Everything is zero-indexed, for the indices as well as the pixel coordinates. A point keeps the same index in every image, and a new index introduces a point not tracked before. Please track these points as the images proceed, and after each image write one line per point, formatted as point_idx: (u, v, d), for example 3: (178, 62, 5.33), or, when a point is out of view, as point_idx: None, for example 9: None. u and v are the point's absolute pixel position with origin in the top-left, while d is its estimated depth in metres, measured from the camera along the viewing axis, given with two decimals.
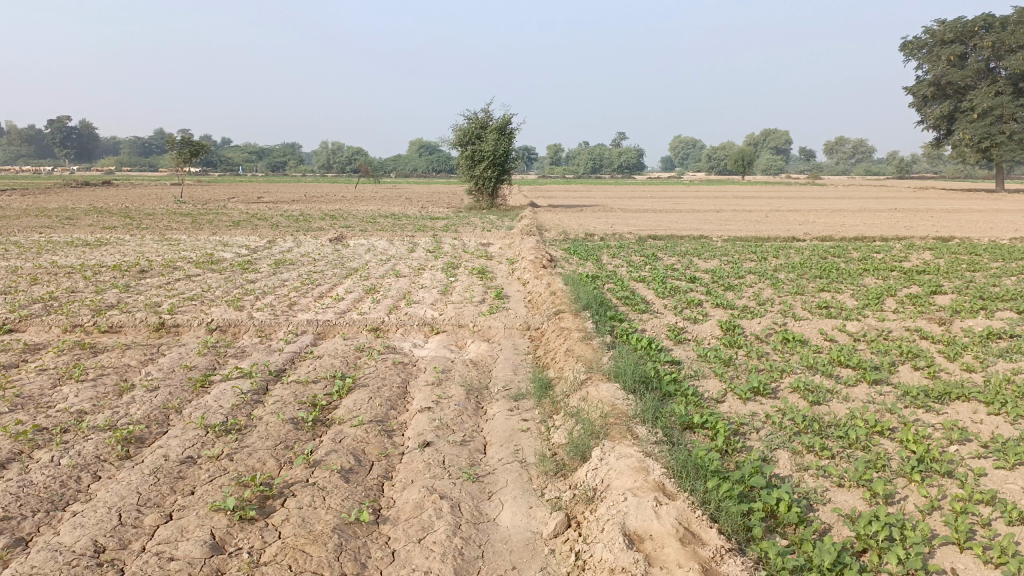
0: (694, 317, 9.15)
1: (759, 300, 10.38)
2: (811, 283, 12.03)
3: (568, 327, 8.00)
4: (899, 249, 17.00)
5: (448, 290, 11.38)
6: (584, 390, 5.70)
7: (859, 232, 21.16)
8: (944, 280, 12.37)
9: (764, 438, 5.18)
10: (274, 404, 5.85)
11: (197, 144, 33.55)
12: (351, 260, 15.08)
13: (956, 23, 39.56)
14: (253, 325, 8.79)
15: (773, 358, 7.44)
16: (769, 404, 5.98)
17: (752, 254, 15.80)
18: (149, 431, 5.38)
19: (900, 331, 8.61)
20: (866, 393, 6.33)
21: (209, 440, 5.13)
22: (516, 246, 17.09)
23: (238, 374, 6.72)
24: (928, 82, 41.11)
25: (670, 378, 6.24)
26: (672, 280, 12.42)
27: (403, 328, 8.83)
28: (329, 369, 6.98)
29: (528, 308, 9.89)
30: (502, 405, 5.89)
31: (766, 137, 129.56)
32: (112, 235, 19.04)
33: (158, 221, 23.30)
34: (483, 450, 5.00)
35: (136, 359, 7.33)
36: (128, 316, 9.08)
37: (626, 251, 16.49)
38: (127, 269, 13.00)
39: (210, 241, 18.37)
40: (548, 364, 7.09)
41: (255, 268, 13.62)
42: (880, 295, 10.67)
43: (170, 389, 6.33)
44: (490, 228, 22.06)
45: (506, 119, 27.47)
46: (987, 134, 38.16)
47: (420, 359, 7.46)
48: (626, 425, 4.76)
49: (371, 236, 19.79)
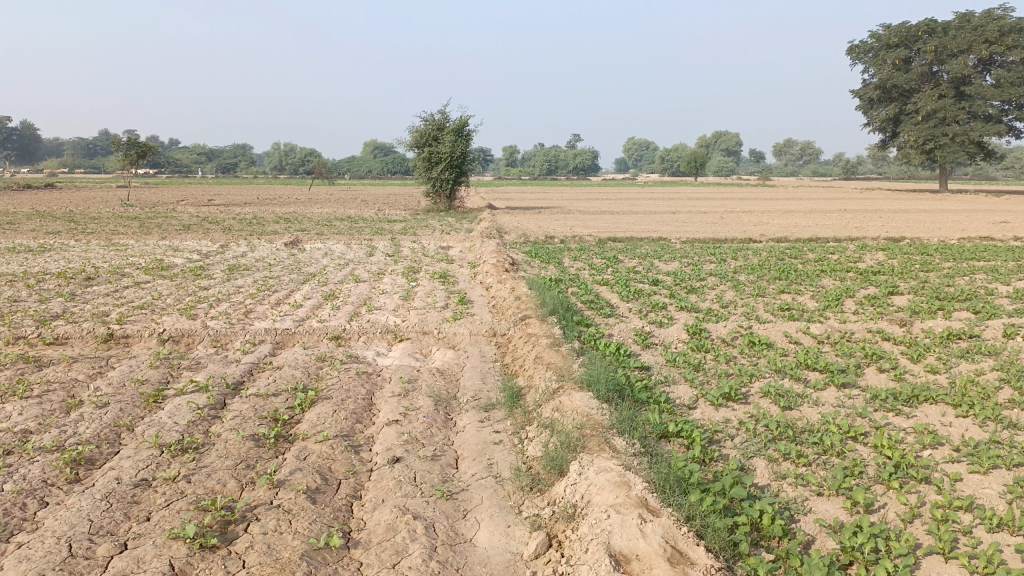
0: (660, 321, 9.09)
1: (723, 303, 10.39)
2: (772, 285, 12.10)
3: (535, 333, 7.87)
4: (854, 249, 17.28)
5: (409, 295, 11.16)
6: (557, 400, 5.57)
7: (813, 233, 21.46)
8: (900, 281, 12.57)
9: (739, 446, 5.10)
10: (234, 420, 5.59)
11: (145, 145, 32.59)
12: (308, 265, 14.74)
13: (900, 28, 40.34)
14: (207, 334, 8.46)
15: (741, 361, 7.40)
16: (741, 409, 5.92)
17: (711, 256, 15.88)
18: (100, 451, 5.09)
19: (863, 332, 8.68)
20: (835, 396, 6.33)
21: (165, 461, 4.86)
22: (477, 250, 16.92)
23: (193, 387, 6.42)
24: (875, 85, 42.07)
25: (642, 385, 6.15)
26: (635, 283, 12.38)
27: (365, 336, 8.60)
28: (290, 380, 6.73)
29: (493, 313, 9.74)
30: (472, 416, 5.73)
31: (718, 140, 131.66)
32: (56, 241, 18.31)
33: (105, 225, 22.54)
34: (455, 465, 4.83)
35: (83, 373, 6.97)
36: (75, 327, 8.66)
37: (587, 254, 16.43)
38: (73, 277, 12.46)
39: (160, 246, 17.79)
40: (516, 372, 6.94)
41: (208, 275, 13.18)
42: (840, 297, 10.78)
43: (121, 406, 6.01)
44: (449, 231, 21.85)
45: (463, 121, 27.26)
46: (931, 136, 39.04)
47: (384, 369, 7.25)
48: (602, 437, 4.64)
49: (329, 239, 19.41)
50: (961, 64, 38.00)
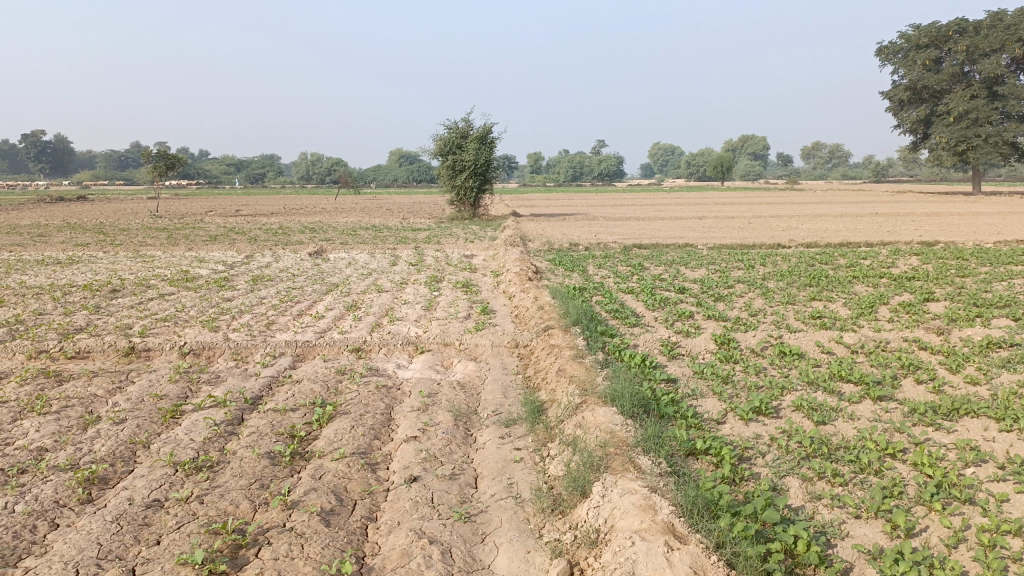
0: (687, 330, 8.87)
1: (751, 311, 10.14)
2: (802, 292, 11.81)
3: (557, 345, 7.69)
4: (886, 254, 16.87)
5: (432, 305, 11.03)
6: (580, 415, 5.39)
7: (844, 238, 21.00)
8: (935, 287, 12.21)
9: (770, 464, 4.88)
10: (250, 436, 5.49)
11: (173, 156, 32.98)
12: (331, 275, 14.69)
13: (930, 28, 39.84)
14: (228, 347, 8.40)
15: (772, 373, 7.16)
16: (772, 424, 5.69)
17: (739, 263, 15.60)
18: (115, 470, 5.00)
19: (898, 341, 8.38)
20: (870, 410, 6.07)
21: (179, 480, 4.76)
22: (501, 258, 16.81)
23: (211, 402, 6.33)
24: (904, 86, 41.37)
25: (668, 399, 5.95)
26: (661, 291, 12.15)
27: (386, 347, 8.48)
28: (309, 394, 6.62)
29: (516, 323, 9.58)
30: (493, 432, 5.57)
31: (744, 144, 130.68)
32: (84, 253, 18.50)
33: (133, 237, 22.80)
34: (474, 484, 4.67)
35: (103, 388, 6.92)
36: (97, 340, 8.66)
37: (612, 261, 16.25)
38: (98, 289, 12.53)
39: (186, 257, 17.89)
40: (538, 385, 6.77)
41: (232, 286, 13.19)
42: (873, 304, 10.46)
43: (139, 422, 5.94)
44: (474, 239, 21.77)
45: (487, 128, 27.20)
46: (964, 137, 38.42)
47: (405, 382, 7.11)
48: (627, 456, 4.45)
49: (353, 249, 19.41)
50: (994, 64, 37.18)
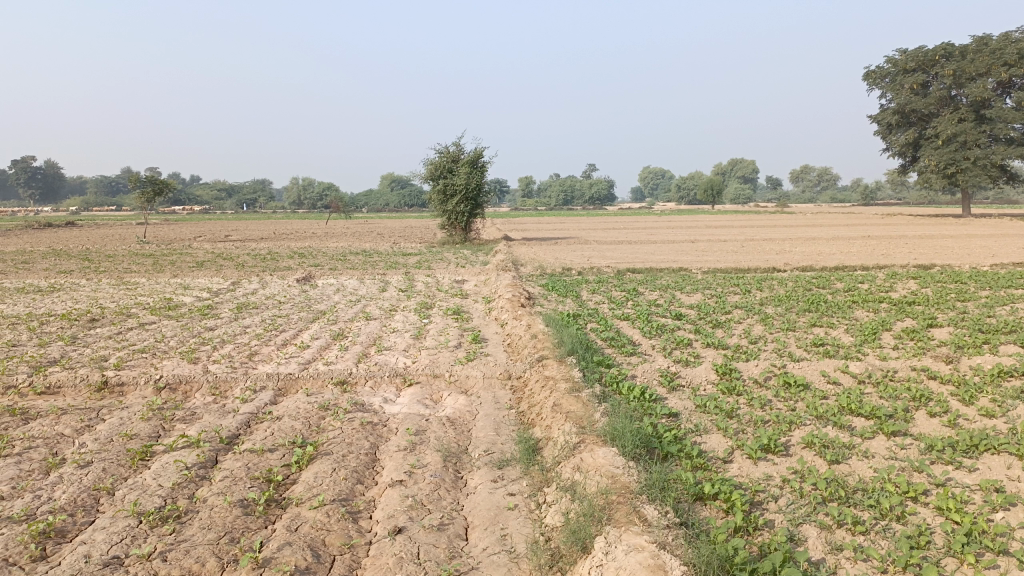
0: (686, 360, 8.52)
1: (751, 338, 9.82)
2: (801, 317, 11.51)
3: (552, 377, 7.32)
4: (882, 278, 16.66)
5: (421, 333, 10.67)
6: (578, 456, 5.03)
7: (839, 261, 20.80)
8: (937, 312, 11.93)
9: (784, 510, 4.54)
10: (223, 482, 5.10)
11: (161, 181, 32.60)
12: (318, 302, 14.33)
13: (917, 52, 40.18)
14: (206, 381, 7.99)
15: (778, 406, 6.81)
16: (783, 464, 5.33)
17: (735, 287, 15.32)
18: (73, 521, 4.58)
19: (906, 370, 8.06)
20: (885, 447, 5.73)
21: (143, 533, 4.35)
22: (492, 283, 16.48)
23: (184, 443, 5.94)
24: (893, 110, 41.54)
25: (672, 437, 5.60)
26: (657, 317, 11.83)
27: (372, 380, 8.09)
28: (289, 433, 6.23)
29: (508, 353, 9.20)
30: (485, 475, 5.19)
31: (734, 167, 131.55)
32: (66, 280, 18.03)
33: (117, 263, 22.45)
34: (465, 536, 4.30)
35: (71, 427, 6.49)
36: (69, 373, 8.23)
37: (605, 286, 15.92)
38: (76, 319, 12.12)
39: (171, 284, 17.48)
40: (533, 422, 6.39)
41: (215, 314, 12.78)
42: (876, 330, 10.16)
43: (105, 465, 5.53)
44: (465, 264, 21.48)
45: (478, 152, 26.99)
46: (953, 160, 38.49)
47: (391, 419, 6.71)
48: (631, 505, 4.08)
49: (342, 275, 19.05)
50: (981, 87, 37.38)
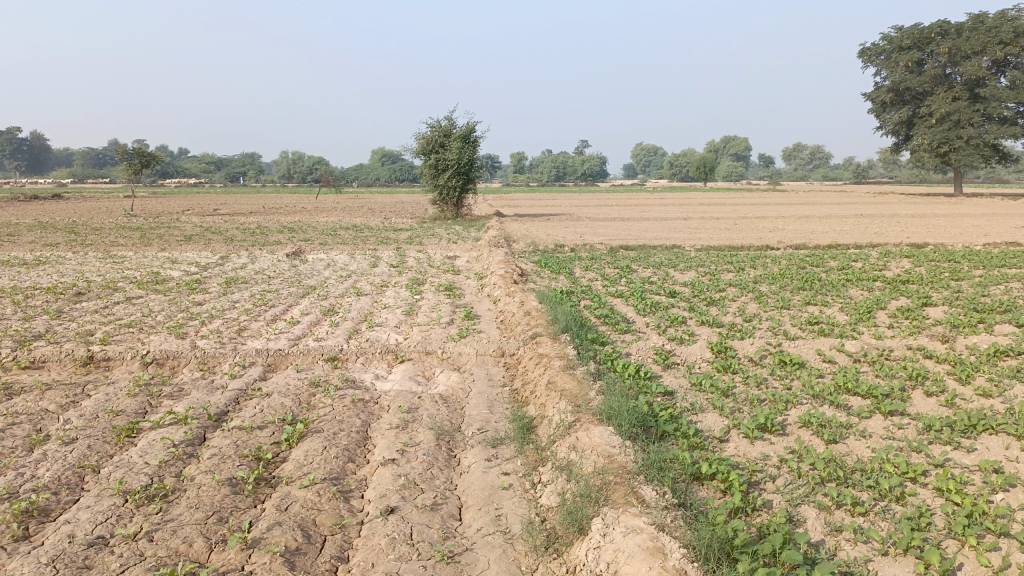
0: (680, 337, 8.44)
1: (746, 317, 9.75)
2: (796, 296, 11.44)
3: (546, 354, 7.23)
4: (876, 257, 16.60)
5: (413, 309, 10.54)
6: (574, 435, 4.95)
7: (832, 240, 20.74)
8: (932, 291, 11.89)
9: (783, 491, 4.48)
10: (210, 460, 5.00)
11: (149, 153, 32.15)
12: (308, 277, 14.16)
13: (913, 30, 39.90)
14: (194, 357, 7.86)
15: (774, 385, 6.75)
16: (781, 443, 5.27)
17: (729, 265, 15.25)
18: (57, 500, 4.46)
19: (902, 349, 8.01)
20: (883, 427, 5.67)
21: (128, 512, 4.25)
22: (485, 259, 16.35)
23: (171, 420, 5.83)
24: (887, 88, 41.33)
25: (667, 416, 5.52)
26: (651, 294, 11.74)
27: (363, 356, 7.98)
28: (278, 410, 6.12)
29: (502, 330, 9.10)
30: (479, 454, 5.11)
31: (727, 145, 131.35)
32: (53, 254, 17.77)
33: (104, 236, 22.18)
34: (459, 516, 4.21)
35: (55, 403, 6.35)
36: (55, 348, 8.08)
37: (599, 263, 15.82)
38: (62, 292, 11.93)
39: (159, 258, 17.26)
40: (526, 400, 6.30)
41: (204, 289, 12.61)
42: (871, 309, 10.09)
43: (90, 442, 5.41)
44: (456, 239, 21.31)
45: (470, 127, 26.69)
46: (946, 139, 38.39)
47: (383, 396, 6.61)
48: (628, 485, 4.00)
49: (332, 250, 18.86)
50: (975, 66, 37.21)
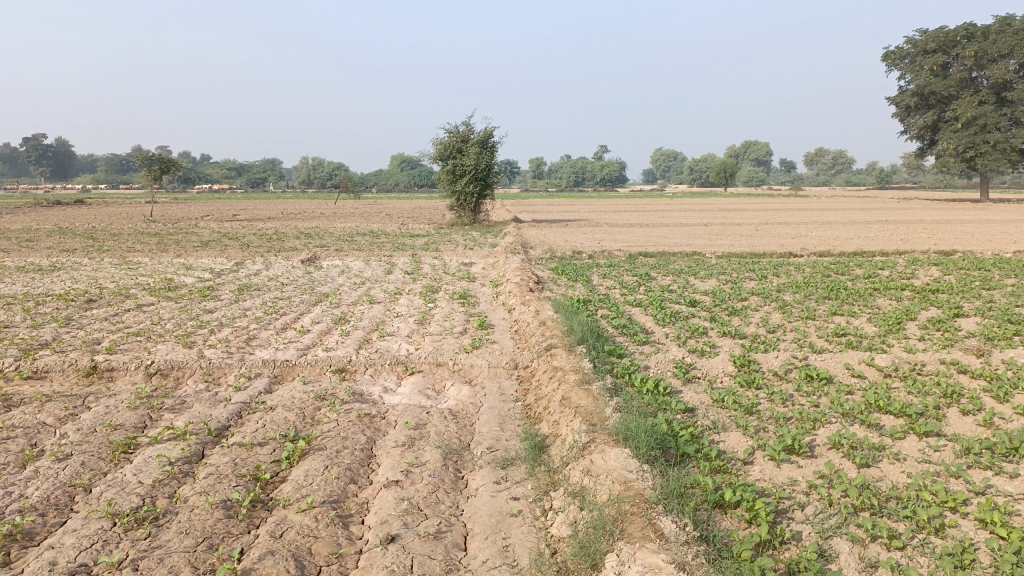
0: (701, 349, 8.12)
1: (769, 327, 9.41)
2: (821, 305, 11.08)
3: (561, 368, 6.94)
4: (903, 264, 16.14)
5: (425, 318, 10.29)
6: (588, 457, 4.67)
7: (857, 247, 20.29)
8: (963, 301, 11.47)
9: (813, 521, 4.17)
10: (206, 479, 4.77)
11: (168, 159, 32.25)
12: (322, 284, 13.97)
13: (938, 33, 39.25)
14: (199, 367, 7.66)
15: (800, 401, 6.41)
16: (809, 467, 4.94)
17: (750, 273, 14.89)
18: (43, 522, 4.23)
19: (936, 364, 7.63)
20: (917, 449, 5.33)
21: (115, 537, 4.01)
22: (501, 266, 16.08)
23: (169, 435, 5.61)
24: (911, 92, 40.62)
25: (688, 435, 5.22)
26: (671, 303, 11.42)
27: (372, 368, 7.74)
28: (281, 426, 5.88)
29: (516, 341, 8.84)
30: (487, 476, 4.83)
31: (748, 150, 130.50)
32: (69, 259, 17.74)
33: (122, 242, 22.17)
34: (463, 545, 3.94)
35: (53, 416, 6.15)
36: (59, 358, 7.91)
37: (617, 270, 15.52)
38: (74, 299, 11.81)
39: (174, 264, 17.15)
40: (539, 417, 6.01)
41: (215, 296, 12.45)
42: (900, 319, 9.71)
43: (84, 458, 5.19)
44: (473, 246, 21.08)
45: (488, 132, 26.50)
46: (972, 144, 37.63)
47: (390, 411, 6.36)
48: (646, 516, 3.71)
49: (348, 256, 18.70)
50: (1003, 69, 36.46)
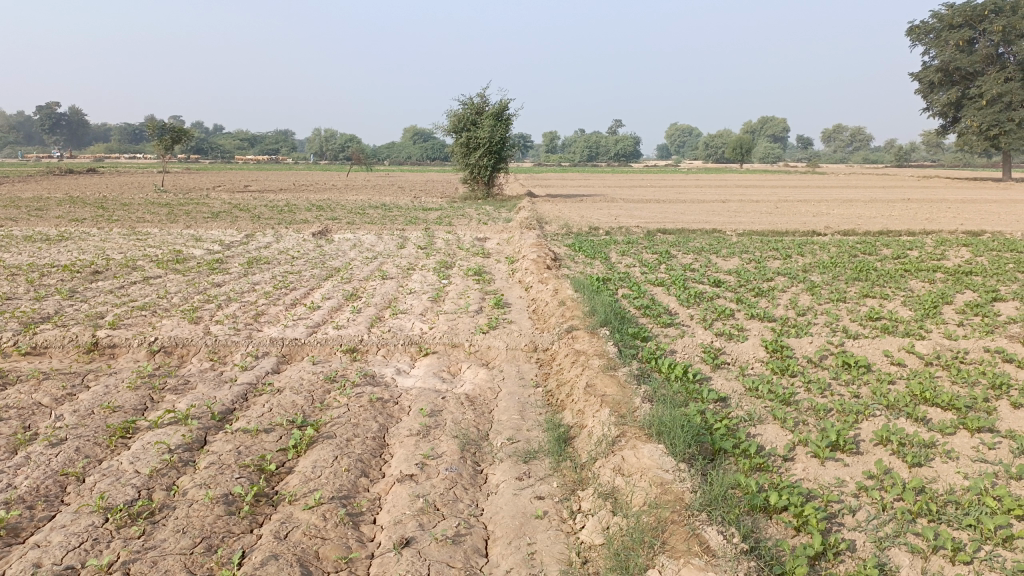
0: (729, 333, 7.71)
1: (799, 310, 8.97)
2: (852, 287, 10.64)
3: (584, 352, 6.56)
4: (932, 245, 15.60)
5: (439, 295, 9.93)
6: (618, 454, 4.33)
7: (883, 225, 19.70)
8: (998, 284, 10.98)
9: (866, 528, 3.82)
10: (207, 470, 4.44)
11: (179, 128, 31.64)
12: (332, 258, 13.62)
13: (965, 7, 38.00)
14: (204, 345, 7.34)
15: (840, 391, 6.02)
16: (857, 466, 4.57)
17: (774, 251, 14.43)
18: (30, 517, 3.90)
19: (980, 352, 7.20)
20: (970, 446, 4.94)
21: (106, 536, 3.67)
22: (516, 242, 15.67)
23: (170, 419, 5.29)
24: (935, 68, 39.48)
25: (723, 428, 4.84)
26: (694, 283, 11.00)
27: (385, 348, 7.40)
28: (289, 410, 5.55)
29: (534, 321, 8.49)
30: (509, 471, 4.49)
31: (764, 125, 128.88)
32: (77, 230, 17.38)
33: (132, 213, 21.85)
34: (484, 551, 3.61)
35: (50, 395, 5.83)
36: (61, 332, 7.59)
37: (636, 247, 15.08)
38: (79, 271, 11.50)
39: (183, 235, 16.80)
40: (562, 405, 5.66)
41: (224, 269, 12.11)
42: (937, 303, 9.26)
43: (80, 443, 4.88)
44: (487, 220, 20.66)
45: (503, 104, 25.88)
46: (996, 122, 36.64)
47: (403, 395, 6.02)
48: (689, 528, 3.38)
49: (359, 229, 18.32)
50: None
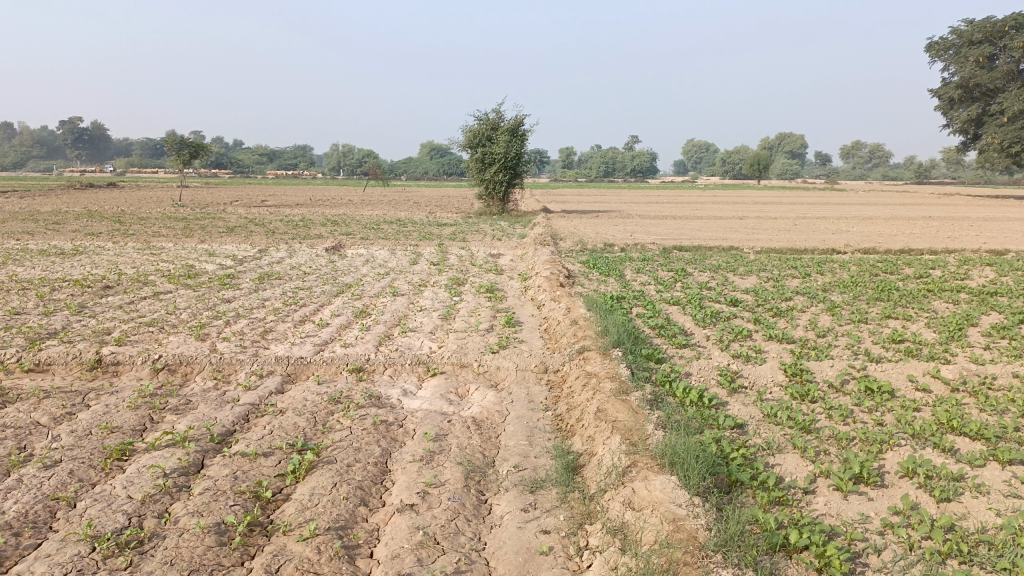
0: (747, 355, 7.47)
1: (819, 331, 8.71)
2: (873, 307, 10.35)
3: (595, 374, 6.36)
4: (955, 264, 15.24)
5: (450, 313, 9.77)
6: (629, 486, 4.13)
7: (904, 243, 19.35)
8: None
9: (892, 571, 3.58)
10: (202, 497, 4.27)
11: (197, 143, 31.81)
12: (344, 274, 13.50)
13: (984, 24, 37.91)
14: (208, 363, 7.20)
15: (862, 419, 5.77)
16: (881, 501, 4.33)
17: (793, 270, 14.14)
18: (15, 545, 3.75)
19: (1008, 378, 6.91)
20: (1002, 480, 4.68)
21: (91, 567, 3.51)
22: (529, 259, 15.51)
23: (168, 441, 5.15)
24: (955, 84, 39.12)
25: (740, 458, 4.63)
26: (710, 302, 10.77)
27: (391, 368, 7.23)
28: (290, 433, 5.38)
29: (545, 340, 8.30)
30: (515, 501, 4.29)
31: (781, 142, 128.30)
32: (92, 244, 17.39)
33: (148, 227, 21.94)
34: None
35: (47, 415, 5.70)
36: (65, 349, 7.48)
37: (652, 265, 14.86)
38: (90, 285, 11.44)
39: (197, 250, 16.77)
40: (572, 431, 5.45)
41: (235, 284, 12.02)
42: (962, 325, 8.96)
43: (74, 465, 4.74)
44: (502, 236, 20.52)
45: (519, 120, 25.85)
46: (1019, 138, 35.76)
47: (408, 418, 5.83)
48: None
49: (372, 245, 18.23)
50: None
